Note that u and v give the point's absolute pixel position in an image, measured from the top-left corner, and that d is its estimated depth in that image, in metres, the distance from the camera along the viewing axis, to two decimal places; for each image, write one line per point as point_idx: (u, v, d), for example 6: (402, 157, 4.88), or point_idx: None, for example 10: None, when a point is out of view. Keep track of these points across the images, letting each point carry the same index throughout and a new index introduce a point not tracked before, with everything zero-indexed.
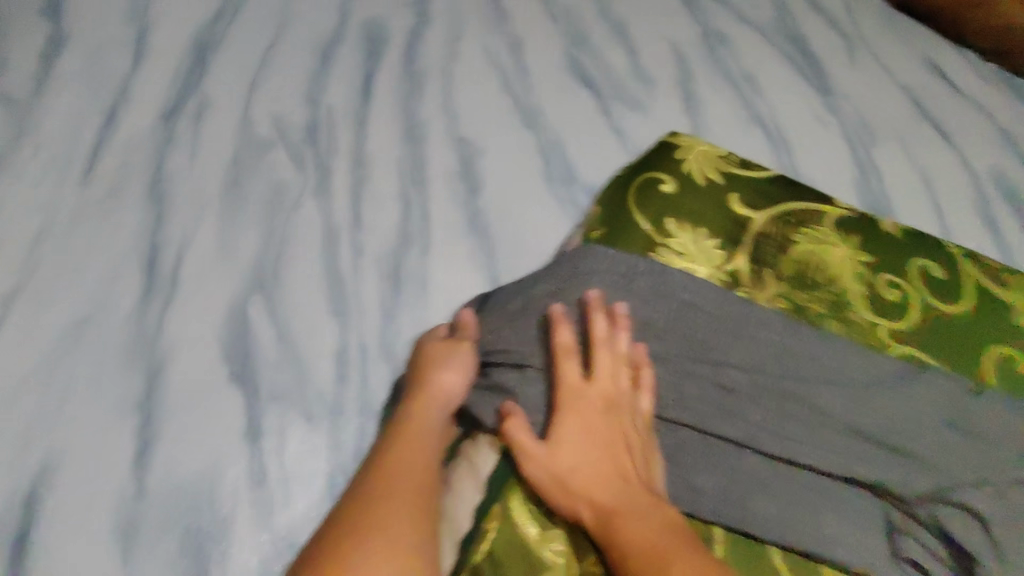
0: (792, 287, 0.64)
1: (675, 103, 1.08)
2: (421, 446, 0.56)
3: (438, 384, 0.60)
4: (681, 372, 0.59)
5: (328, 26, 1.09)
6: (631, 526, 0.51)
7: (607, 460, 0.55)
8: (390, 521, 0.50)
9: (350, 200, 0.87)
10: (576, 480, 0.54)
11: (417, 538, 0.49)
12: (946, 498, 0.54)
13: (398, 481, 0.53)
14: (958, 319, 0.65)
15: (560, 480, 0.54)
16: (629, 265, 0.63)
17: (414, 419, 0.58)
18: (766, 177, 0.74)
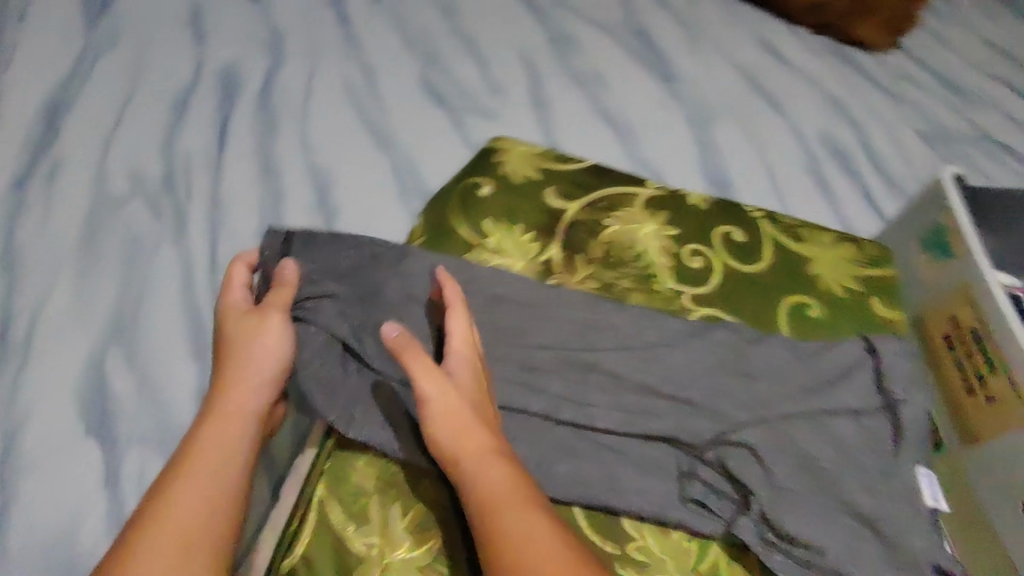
0: (601, 268, 0.70)
1: (526, 109, 1.15)
2: (229, 416, 0.56)
3: (253, 344, 0.60)
4: (491, 357, 0.62)
5: (184, 74, 1.11)
6: (494, 478, 0.52)
7: (479, 419, 0.55)
8: (189, 497, 0.51)
9: (209, 241, 0.89)
10: (461, 429, 0.54)
11: (212, 515, 0.51)
12: (732, 438, 0.58)
13: (203, 455, 0.53)
14: (755, 276, 0.71)
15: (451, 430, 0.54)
16: (432, 262, 0.67)
17: (232, 384, 0.58)
18: (581, 168, 0.79)
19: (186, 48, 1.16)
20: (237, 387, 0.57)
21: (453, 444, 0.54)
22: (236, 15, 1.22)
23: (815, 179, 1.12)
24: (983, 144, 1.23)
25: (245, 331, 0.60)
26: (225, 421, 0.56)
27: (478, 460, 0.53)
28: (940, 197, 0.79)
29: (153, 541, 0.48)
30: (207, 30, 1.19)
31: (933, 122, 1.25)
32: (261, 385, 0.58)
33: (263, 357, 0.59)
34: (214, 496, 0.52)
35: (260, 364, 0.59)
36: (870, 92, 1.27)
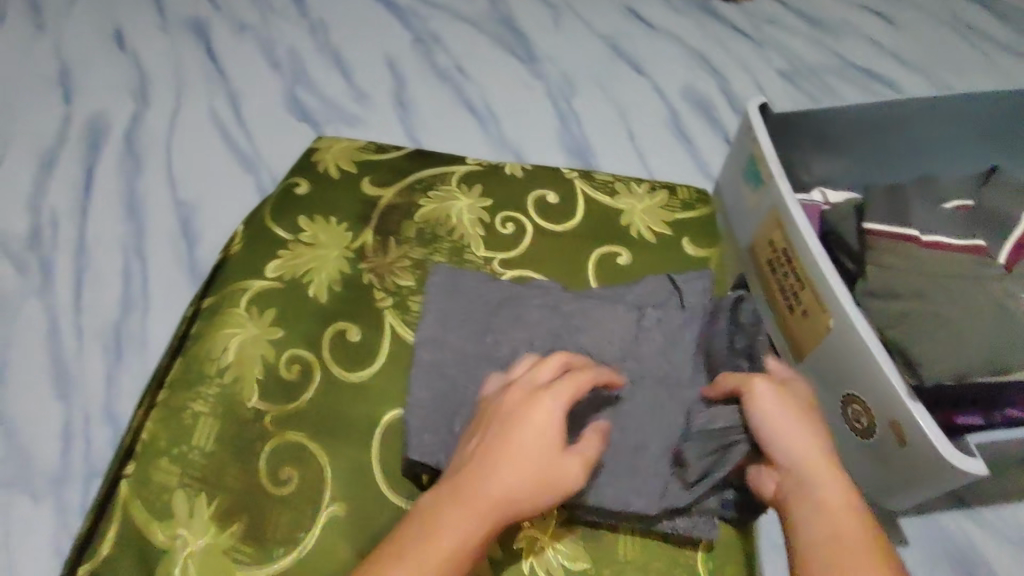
0: (414, 247, 0.73)
1: (391, 111, 1.18)
2: (495, 507, 0.49)
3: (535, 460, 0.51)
4: (302, 341, 0.65)
5: (49, 128, 1.12)
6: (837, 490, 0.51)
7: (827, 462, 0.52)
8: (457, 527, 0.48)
9: (73, 285, 0.92)
10: (804, 462, 0.52)
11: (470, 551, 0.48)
12: None
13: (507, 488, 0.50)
14: (566, 234, 0.75)
15: (812, 471, 0.52)
16: (474, 337, 0.63)
17: (470, 477, 0.51)
18: (399, 155, 0.81)
19: (52, 100, 1.16)
20: (504, 473, 0.50)
21: (804, 487, 0.52)
22: (98, 59, 1.22)
23: (676, 134, 1.15)
24: (844, 72, 1.25)
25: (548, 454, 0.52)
26: (494, 486, 0.50)
27: (815, 474, 0.52)
28: (749, 127, 0.82)
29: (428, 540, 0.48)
30: (70, 78, 1.19)
31: (795, 58, 1.27)
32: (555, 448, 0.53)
33: (537, 461, 0.51)
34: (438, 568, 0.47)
35: (545, 458, 0.51)
36: (734, 39, 1.28)
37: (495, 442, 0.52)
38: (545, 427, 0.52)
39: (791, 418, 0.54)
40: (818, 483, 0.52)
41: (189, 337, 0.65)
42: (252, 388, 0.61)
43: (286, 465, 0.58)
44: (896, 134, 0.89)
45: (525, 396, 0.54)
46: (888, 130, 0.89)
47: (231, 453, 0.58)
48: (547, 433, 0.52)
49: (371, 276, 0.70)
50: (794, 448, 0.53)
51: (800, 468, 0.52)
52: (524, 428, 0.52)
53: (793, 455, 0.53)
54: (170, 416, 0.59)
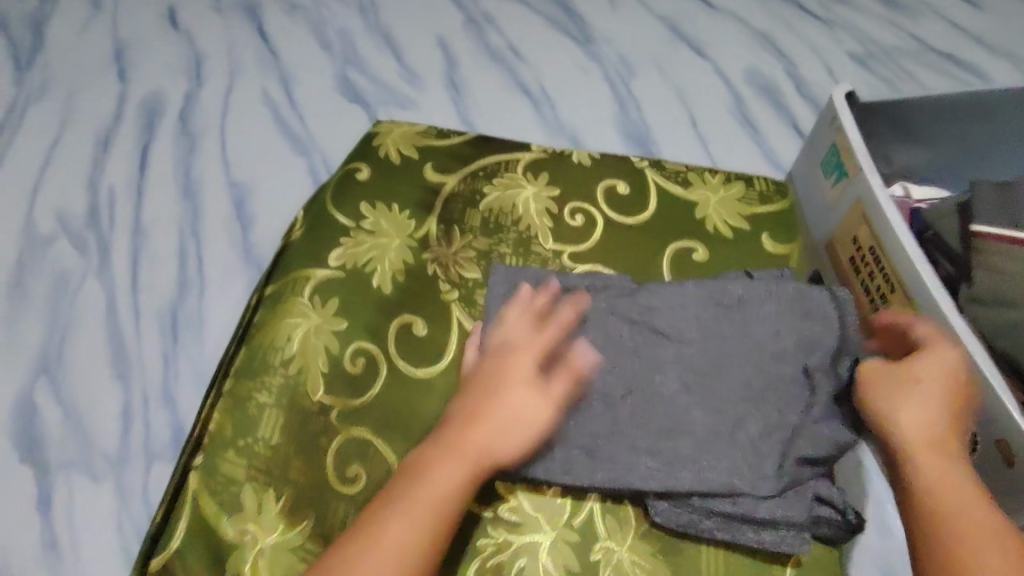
0: (478, 237, 0.70)
1: (443, 93, 1.14)
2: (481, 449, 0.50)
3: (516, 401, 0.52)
4: (368, 333, 0.63)
5: (106, 107, 1.12)
6: (952, 470, 0.50)
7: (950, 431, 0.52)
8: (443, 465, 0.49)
9: (130, 267, 0.92)
10: (925, 442, 0.51)
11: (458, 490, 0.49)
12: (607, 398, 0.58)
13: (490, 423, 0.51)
14: (637, 228, 0.71)
15: (924, 451, 0.51)
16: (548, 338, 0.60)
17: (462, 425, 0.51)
18: (461, 141, 0.79)
19: (108, 79, 1.16)
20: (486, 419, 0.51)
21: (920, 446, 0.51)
22: (153, 38, 1.21)
23: (742, 121, 1.09)
24: (922, 56, 1.17)
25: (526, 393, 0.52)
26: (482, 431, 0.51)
27: (929, 453, 0.51)
28: (832, 116, 0.77)
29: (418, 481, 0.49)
30: (125, 58, 1.18)
31: (870, 41, 1.19)
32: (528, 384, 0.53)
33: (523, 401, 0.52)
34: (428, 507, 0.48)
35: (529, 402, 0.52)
36: (804, 20, 1.21)
37: (484, 390, 0.53)
38: (515, 377, 0.53)
39: (911, 393, 0.54)
40: (935, 464, 0.50)
41: (253, 325, 0.63)
42: (317, 380, 0.60)
43: (352, 462, 0.56)
44: (997, 127, 0.82)
45: (514, 349, 0.55)
46: (981, 121, 0.82)
47: (296, 448, 0.56)
48: (523, 373, 0.53)
49: (435, 267, 0.67)
50: (903, 426, 0.53)
51: (917, 450, 0.51)
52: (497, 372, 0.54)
53: (911, 434, 0.52)
54: (233, 407, 0.58)
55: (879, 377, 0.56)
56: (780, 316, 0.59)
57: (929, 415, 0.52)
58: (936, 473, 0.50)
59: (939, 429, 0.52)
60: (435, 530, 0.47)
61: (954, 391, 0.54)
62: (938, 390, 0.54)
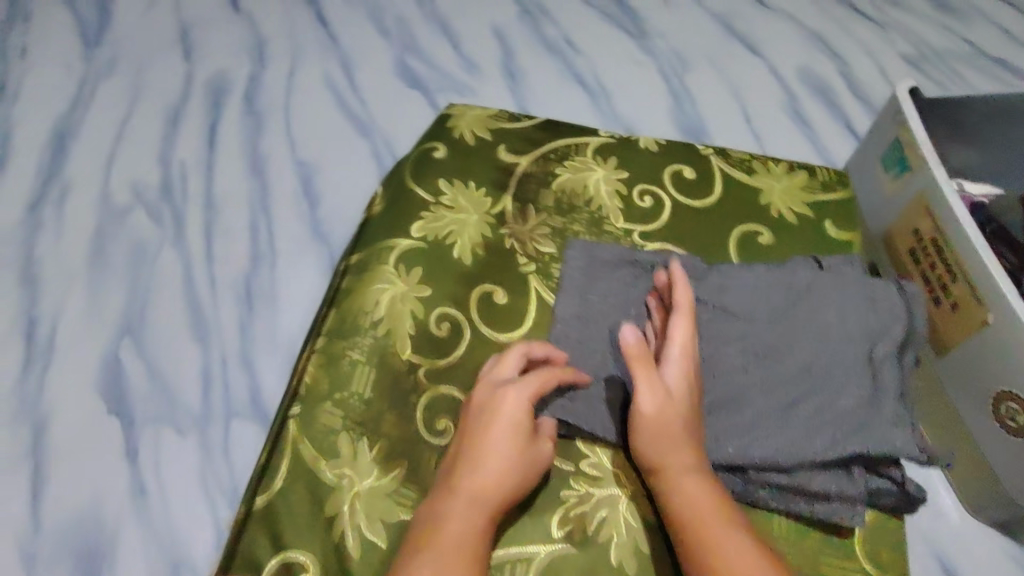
0: (553, 215, 0.73)
1: (499, 81, 1.18)
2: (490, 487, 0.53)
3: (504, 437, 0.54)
4: (452, 300, 0.66)
5: (176, 86, 1.16)
6: (679, 456, 0.55)
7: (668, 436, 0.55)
8: (459, 508, 0.51)
9: (205, 237, 0.96)
10: (656, 436, 0.56)
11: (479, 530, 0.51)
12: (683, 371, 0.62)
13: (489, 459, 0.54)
14: (705, 211, 0.74)
15: (651, 441, 0.56)
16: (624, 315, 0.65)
17: (469, 472, 0.53)
18: (532, 125, 0.82)
19: (176, 60, 1.20)
20: (490, 462, 0.53)
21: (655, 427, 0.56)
22: (219, 21, 1.26)
23: (791, 116, 1.12)
24: (972, 59, 1.19)
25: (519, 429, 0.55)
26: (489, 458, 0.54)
27: (659, 442, 0.55)
28: (895, 111, 0.79)
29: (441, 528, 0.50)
30: (193, 39, 1.23)
31: (920, 42, 1.21)
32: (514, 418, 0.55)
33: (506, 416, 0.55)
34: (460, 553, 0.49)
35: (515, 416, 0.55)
36: (853, 19, 1.23)
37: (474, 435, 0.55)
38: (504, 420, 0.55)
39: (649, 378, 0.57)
40: (665, 450, 0.55)
41: (341, 290, 0.67)
42: (405, 342, 0.63)
43: (442, 417, 0.60)
44: None
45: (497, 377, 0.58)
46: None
47: (389, 402, 0.60)
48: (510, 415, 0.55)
49: (512, 242, 0.71)
50: (671, 406, 0.56)
51: (651, 435, 0.56)
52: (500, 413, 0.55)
53: (645, 425, 0.56)
54: (331, 364, 0.62)
55: (648, 357, 0.58)
56: (851, 305, 0.63)
57: (657, 404, 0.56)
58: (669, 457, 0.55)
59: (669, 417, 0.56)
60: (472, 568, 0.49)
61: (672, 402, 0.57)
62: (679, 378, 0.58)
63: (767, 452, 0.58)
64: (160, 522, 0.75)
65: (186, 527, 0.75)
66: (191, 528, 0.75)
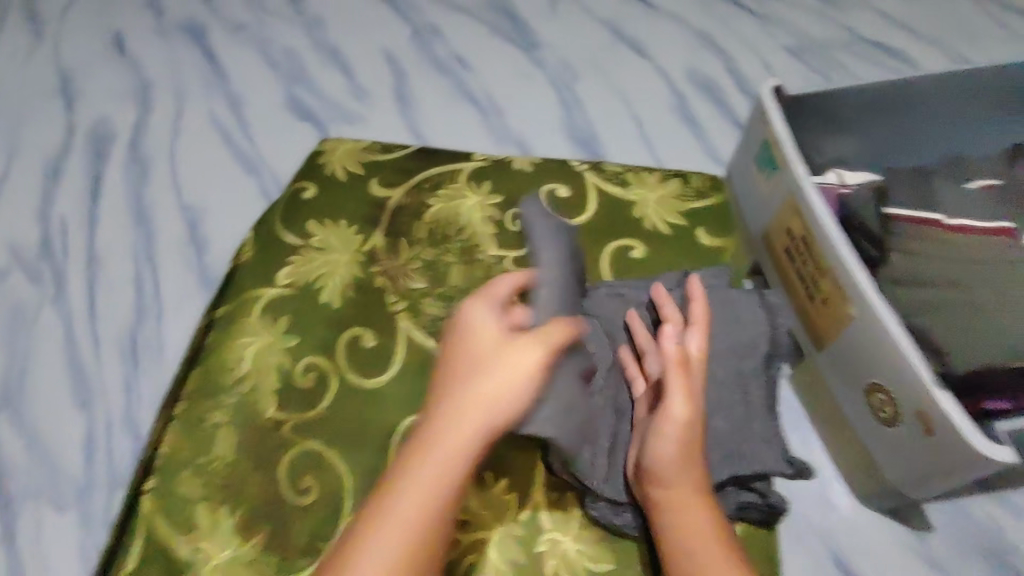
0: (424, 248, 0.71)
1: (391, 105, 1.16)
2: (466, 441, 0.48)
3: (498, 375, 0.49)
4: (320, 347, 0.64)
5: (55, 137, 1.12)
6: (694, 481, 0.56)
7: (687, 466, 0.56)
8: (418, 476, 0.48)
9: (86, 296, 0.92)
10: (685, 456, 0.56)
11: (441, 496, 0.47)
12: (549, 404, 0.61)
13: (473, 407, 0.49)
14: (579, 230, 0.74)
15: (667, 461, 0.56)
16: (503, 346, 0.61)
17: (443, 425, 0.49)
18: (405, 154, 0.80)
19: (55, 110, 1.15)
20: (471, 408, 0.49)
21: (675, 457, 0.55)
22: (99, 66, 1.21)
23: (682, 117, 1.13)
24: (853, 47, 1.21)
25: (518, 363, 0.50)
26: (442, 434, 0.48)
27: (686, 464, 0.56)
28: (762, 111, 0.79)
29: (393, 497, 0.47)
30: (73, 86, 1.18)
31: (803, 33, 1.23)
32: (509, 354, 0.50)
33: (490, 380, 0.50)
34: (403, 531, 0.47)
35: (504, 382, 0.49)
36: (739, 16, 1.25)
37: (460, 378, 0.51)
38: (490, 358, 0.51)
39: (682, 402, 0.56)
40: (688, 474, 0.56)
41: (204, 346, 0.64)
42: (269, 397, 0.61)
43: (306, 475, 0.57)
44: (914, 113, 0.87)
45: (489, 333, 0.53)
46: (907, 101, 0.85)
47: (252, 463, 0.58)
48: (490, 354, 0.51)
49: (383, 279, 0.69)
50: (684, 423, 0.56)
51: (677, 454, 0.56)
52: (496, 353, 0.51)
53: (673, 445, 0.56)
54: (189, 429, 0.59)
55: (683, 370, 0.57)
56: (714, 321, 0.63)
57: (681, 431, 0.55)
58: (677, 489, 0.56)
59: (688, 449, 0.56)
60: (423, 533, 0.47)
61: (692, 429, 0.56)
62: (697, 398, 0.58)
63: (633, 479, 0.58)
64: None
65: None
66: None
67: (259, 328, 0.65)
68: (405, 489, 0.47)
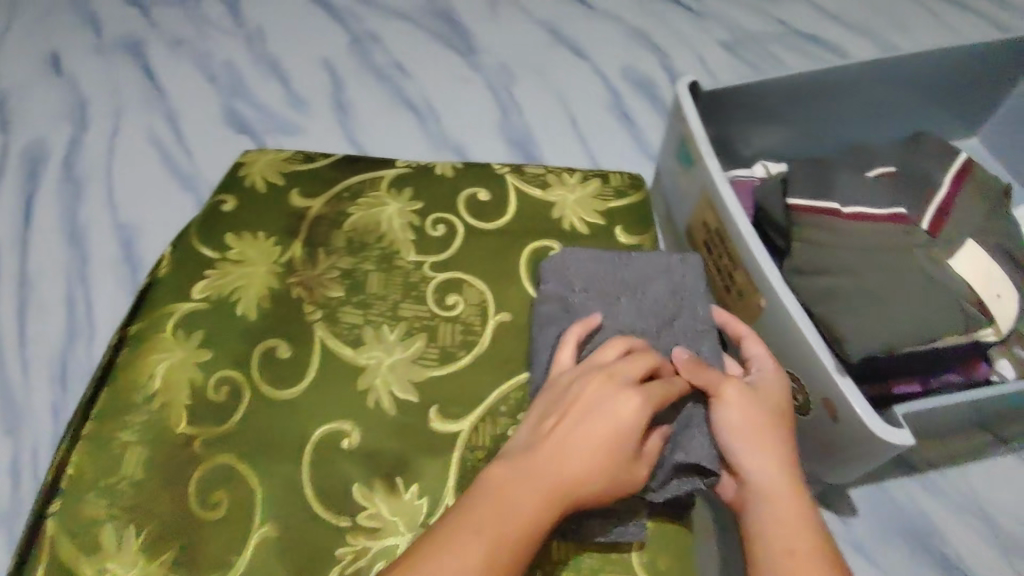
0: (341, 257, 0.71)
1: (330, 114, 1.16)
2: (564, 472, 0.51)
3: (591, 412, 0.53)
4: (233, 360, 0.64)
5: None
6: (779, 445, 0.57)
7: (763, 438, 0.56)
8: (537, 490, 0.50)
9: (16, 319, 0.91)
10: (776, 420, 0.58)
11: (539, 518, 0.48)
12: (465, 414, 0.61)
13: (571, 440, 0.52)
14: (498, 232, 0.74)
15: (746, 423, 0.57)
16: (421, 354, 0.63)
17: (554, 451, 0.52)
18: (327, 164, 0.80)
19: None
20: (573, 442, 0.52)
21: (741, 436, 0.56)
22: (34, 85, 1.19)
23: (620, 116, 1.14)
24: (786, 39, 1.23)
25: (603, 406, 0.54)
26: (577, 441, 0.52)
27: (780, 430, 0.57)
28: (678, 108, 0.81)
29: (508, 507, 0.49)
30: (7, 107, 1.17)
31: (737, 28, 1.25)
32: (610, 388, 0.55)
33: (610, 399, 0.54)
34: (514, 531, 0.47)
35: (618, 411, 0.53)
36: (675, 14, 1.26)
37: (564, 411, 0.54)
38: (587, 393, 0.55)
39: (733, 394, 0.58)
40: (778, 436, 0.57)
41: (116, 364, 0.64)
42: (181, 413, 0.61)
43: (215, 490, 0.57)
44: (834, 102, 0.88)
45: (596, 378, 0.55)
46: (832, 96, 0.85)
47: (162, 481, 0.58)
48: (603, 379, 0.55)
49: (299, 290, 0.69)
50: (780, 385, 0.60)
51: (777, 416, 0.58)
52: (586, 395, 0.55)
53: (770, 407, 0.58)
54: (96, 449, 0.59)
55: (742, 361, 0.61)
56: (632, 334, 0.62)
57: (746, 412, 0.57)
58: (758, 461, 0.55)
59: (757, 423, 0.57)
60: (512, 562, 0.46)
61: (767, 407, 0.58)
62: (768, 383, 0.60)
63: None
64: None
65: None
66: None
67: (172, 343, 0.65)
68: (511, 504, 0.48)
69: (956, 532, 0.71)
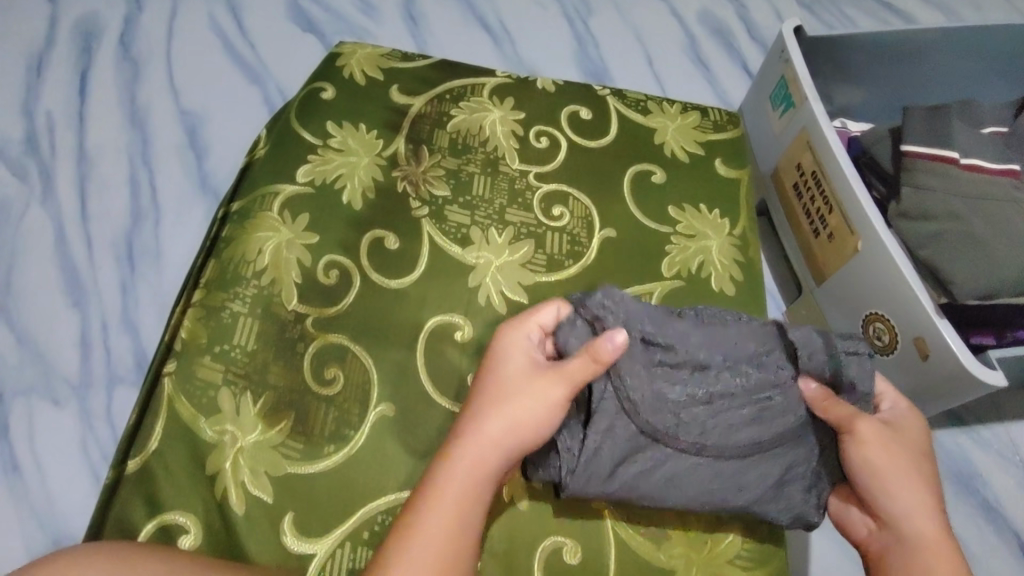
0: (445, 156, 0.70)
1: (400, 23, 1.10)
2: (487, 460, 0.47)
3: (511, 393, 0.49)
4: (348, 245, 0.64)
5: (28, 17, 0.97)
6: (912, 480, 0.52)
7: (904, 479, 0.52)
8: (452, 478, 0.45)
9: (78, 195, 0.84)
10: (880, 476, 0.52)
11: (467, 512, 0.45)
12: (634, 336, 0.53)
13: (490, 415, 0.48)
14: (599, 151, 0.74)
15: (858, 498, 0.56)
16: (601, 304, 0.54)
17: (471, 443, 0.47)
18: (426, 64, 0.78)
19: None
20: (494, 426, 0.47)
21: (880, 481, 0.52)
22: None
23: (693, 60, 1.13)
24: (863, 3, 1.23)
25: (521, 382, 0.49)
26: (438, 495, 0.45)
27: (894, 479, 0.52)
28: (782, 49, 0.79)
29: (430, 497, 0.45)
30: None
31: None
32: (522, 371, 0.50)
33: (512, 413, 0.48)
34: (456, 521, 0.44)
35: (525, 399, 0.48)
36: None
37: (481, 401, 0.49)
38: (504, 383, 0.49)
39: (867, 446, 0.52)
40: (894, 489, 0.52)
41: (221, 239, 0.63)
42: (291, 291, 0.61)
43: (330, 365, 0.58)
44: (962, 70, 0.85)
45: (509, 370, 0.50)
46: (937, 59, 0.84)
47: (273, 353, 0.58)
48: (517, 368, 0.50)
49: (405, 184, 0.68)
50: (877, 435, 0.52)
51: (874, 471, 0.52)
52: (510, 381, 0.49)
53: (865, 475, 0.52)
54: (208, 317, 0.58)
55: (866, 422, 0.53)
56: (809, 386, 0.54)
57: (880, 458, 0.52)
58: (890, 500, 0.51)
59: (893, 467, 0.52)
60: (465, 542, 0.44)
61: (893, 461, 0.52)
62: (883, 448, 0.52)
63: (672, 470, 0.52)
64: (39, 503, 0.68)
65: (73, 498, 0.68)
66: (80, 504, 0.68)
67: (277, 222, 0.64)
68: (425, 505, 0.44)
69: (997, 482, 0.76)
